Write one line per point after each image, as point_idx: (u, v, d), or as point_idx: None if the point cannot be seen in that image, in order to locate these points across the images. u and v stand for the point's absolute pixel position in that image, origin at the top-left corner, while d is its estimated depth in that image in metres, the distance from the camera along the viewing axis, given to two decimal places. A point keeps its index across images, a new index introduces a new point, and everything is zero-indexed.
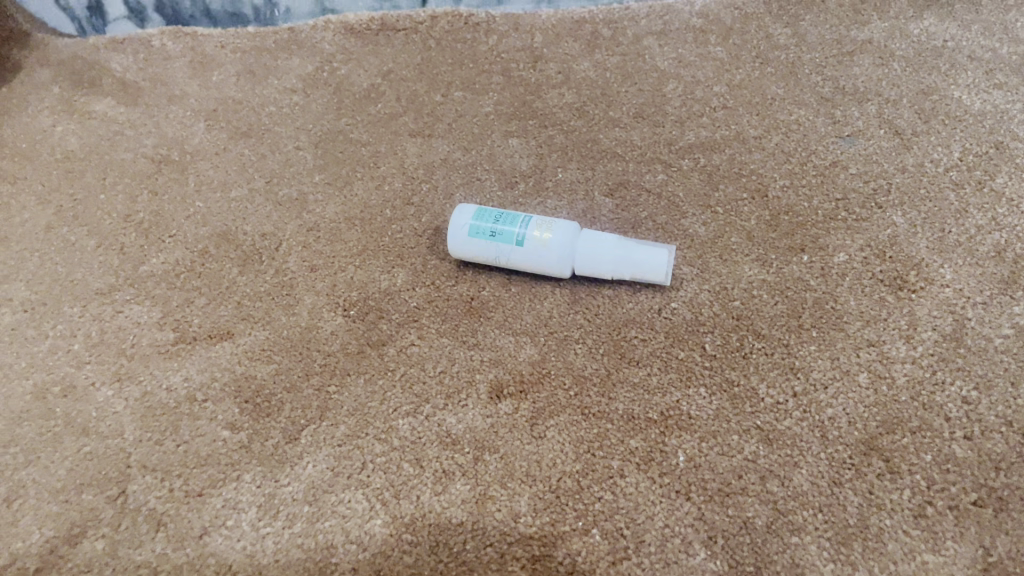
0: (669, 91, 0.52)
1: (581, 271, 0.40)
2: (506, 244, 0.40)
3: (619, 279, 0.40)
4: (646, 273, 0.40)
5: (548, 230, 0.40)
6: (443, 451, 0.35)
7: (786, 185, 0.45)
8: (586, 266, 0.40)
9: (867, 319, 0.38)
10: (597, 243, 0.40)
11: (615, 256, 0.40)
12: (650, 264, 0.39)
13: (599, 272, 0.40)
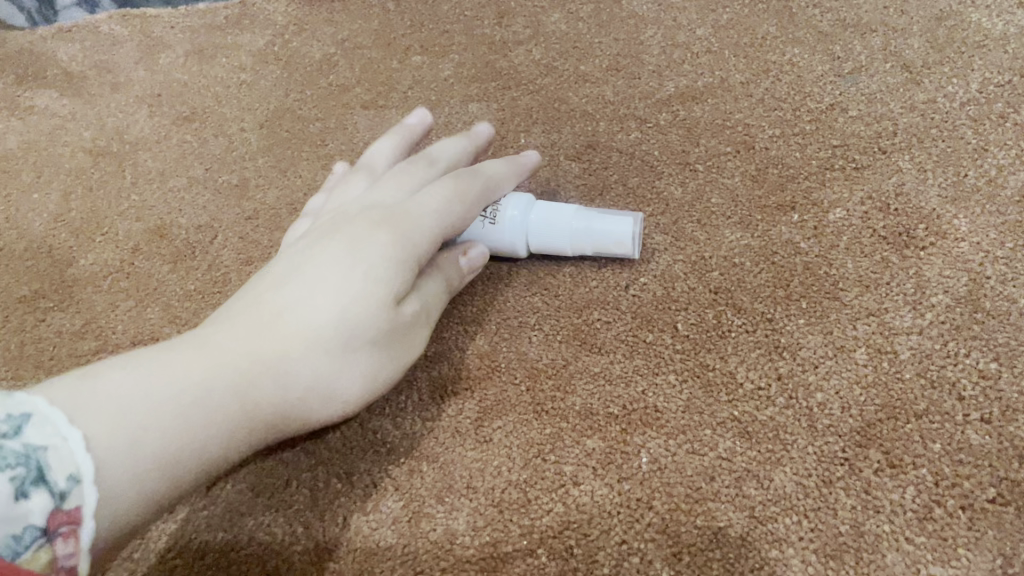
0: (647, 38, 0.46)
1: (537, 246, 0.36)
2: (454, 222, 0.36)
3: (580, 254, 0.35)
4: (608, 245, 0.34)
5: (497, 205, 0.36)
6: (375, 462, 0.31)
7: (775, 134, 0.39)
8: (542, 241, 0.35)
9: (867, 284, 0.32)
10: (551, 214, 0.35)
11: (573, 228, 0.35)
12: (610, 234, 0.34)
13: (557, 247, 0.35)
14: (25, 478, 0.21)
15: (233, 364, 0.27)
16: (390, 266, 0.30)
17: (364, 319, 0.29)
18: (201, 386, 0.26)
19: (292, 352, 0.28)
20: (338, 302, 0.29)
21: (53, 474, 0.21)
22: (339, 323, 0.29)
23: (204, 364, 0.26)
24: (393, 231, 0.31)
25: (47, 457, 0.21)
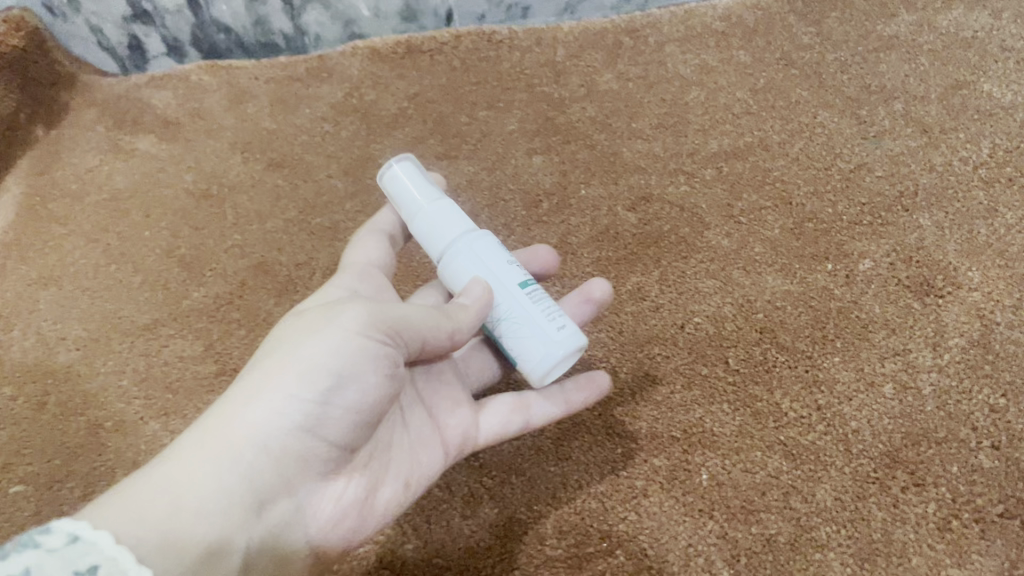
0: (691, 99, 0.52)
1: (460, 227, 0.34)
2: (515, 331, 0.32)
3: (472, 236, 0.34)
4: (414, 180, 0.36)
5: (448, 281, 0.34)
6: (471, 475, 0.36)
7: (809, 190, 0.45)
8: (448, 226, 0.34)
9: (892, 327, 0.38)
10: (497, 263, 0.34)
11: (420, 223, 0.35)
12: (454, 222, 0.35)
13: (425, 212, 0.35)
14: None
15: (221, 423, 0.29)
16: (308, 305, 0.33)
17: (316, 313, 0.31)
18: (185, 443, 0.28)
19: (271, 378, 0.29)
20: (283, 327, 0.31)
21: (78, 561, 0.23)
22: (291, 332, 0.31)
23: (185, 431, 0.29)
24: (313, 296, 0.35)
25: (72, 541, 0.23)
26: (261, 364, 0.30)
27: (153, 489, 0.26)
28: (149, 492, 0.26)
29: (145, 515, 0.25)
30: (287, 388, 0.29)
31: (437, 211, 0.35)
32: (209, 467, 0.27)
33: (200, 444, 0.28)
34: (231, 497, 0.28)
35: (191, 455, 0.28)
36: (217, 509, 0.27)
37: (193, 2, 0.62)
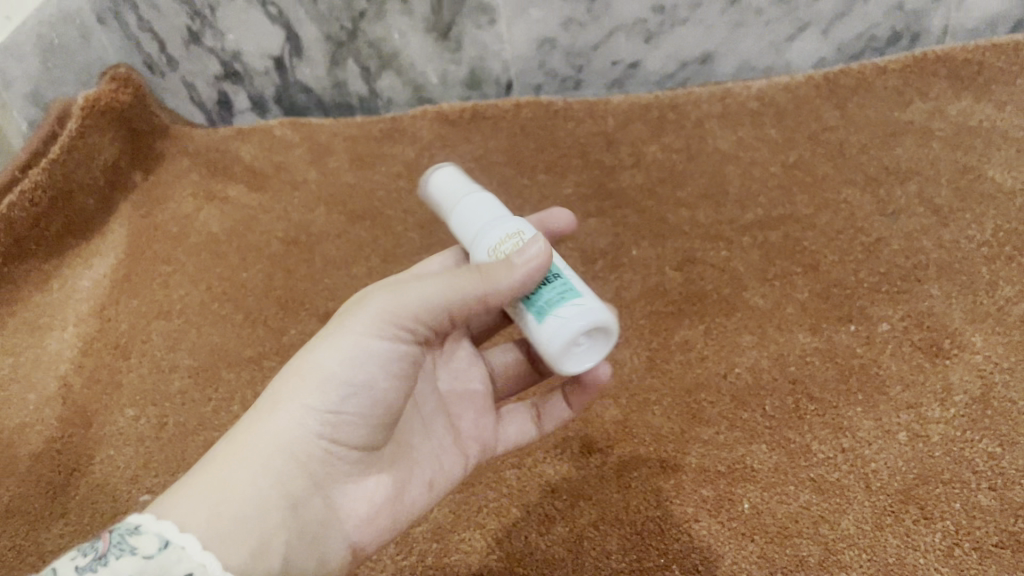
0: (729, 172, 0.59)
1: (497, 213, 0.38)
2: (570, 289, 0.34)
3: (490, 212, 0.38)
4: (457, 180, 0.41)
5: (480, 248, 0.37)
6: (545, 498, 0.42)
7: (835, 259, 0.51)
8: (486, 213, 0.38)
9: (906, 383, 0.44)
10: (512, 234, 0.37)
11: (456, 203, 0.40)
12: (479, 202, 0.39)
13: (463, 202, 0.39)
14: None
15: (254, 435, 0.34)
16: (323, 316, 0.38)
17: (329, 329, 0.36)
18: (224, 454, 0.33)
19: (293, 395, 0.34)
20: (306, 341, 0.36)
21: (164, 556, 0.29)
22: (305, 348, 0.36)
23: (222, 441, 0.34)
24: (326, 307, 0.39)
25: (161, 543, 0.29)
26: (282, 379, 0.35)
27: (195, 491, 0.31)
28: (191, 494, 0.31)
29: (187, 513, 0.30)
30: (303, 398, 0.34)
31: (475, 202, 0.39)
32: (242, 469, 0.33)
33: (234, 451, 0.33)
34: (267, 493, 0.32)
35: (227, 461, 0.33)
36: (257, 504, 0.32)
37: (280, 66, 0.70)
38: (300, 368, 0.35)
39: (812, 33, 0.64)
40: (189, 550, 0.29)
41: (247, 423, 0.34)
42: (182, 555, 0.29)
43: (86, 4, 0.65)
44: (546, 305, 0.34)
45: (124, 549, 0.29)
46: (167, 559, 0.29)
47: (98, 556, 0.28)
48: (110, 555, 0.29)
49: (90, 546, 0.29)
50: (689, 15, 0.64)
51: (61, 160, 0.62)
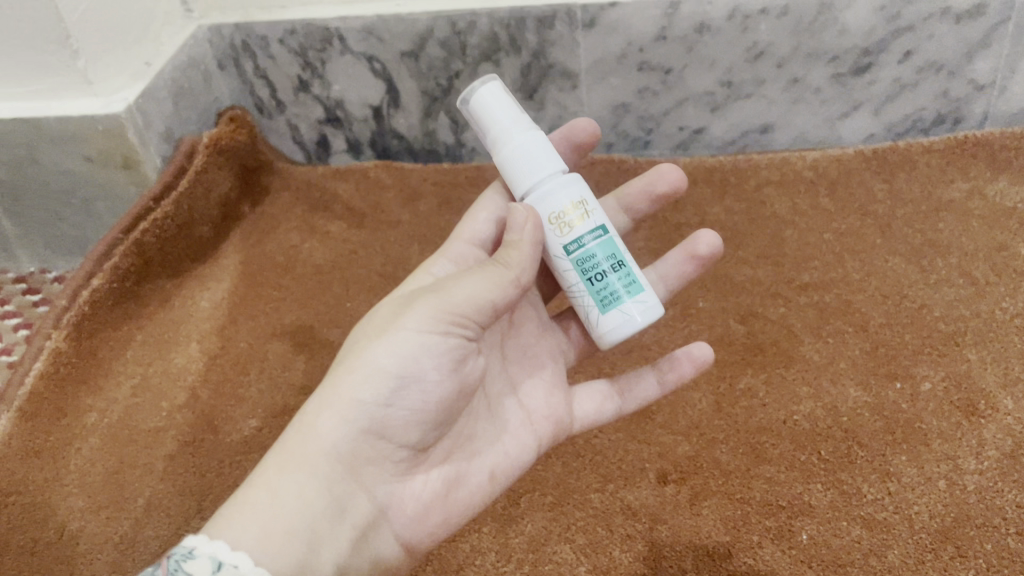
0: (787, 236, 0.66)
1: (545, 161, 0.44)
2: (635, 280, 0.43)
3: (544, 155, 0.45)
4: (504, 108, 0.45)
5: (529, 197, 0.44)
6: (627, 519, 0.49)
7: (883, 321, 0.58)
8: (538, 164, 0.44)
9: (945, 437, 0.50)
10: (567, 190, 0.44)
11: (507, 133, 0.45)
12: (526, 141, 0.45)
13: (516, 139, 0.45)
14: None
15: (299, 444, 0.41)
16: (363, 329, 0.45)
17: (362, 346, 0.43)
18: (275, 463, 0.41)
19: (328, 408, 0.41)
20: (342, 357, 0.44)
21: None
22: (345, 358, 0.43)
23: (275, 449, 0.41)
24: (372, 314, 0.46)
25: (214, 566, 0.37)
26: (326, 391, 0.42)
27: (246, 502, 0.39)
28: (240, 509, 0.39)
29: (243, 521, 0.38)
30: (340, 409, 0.41)
31: (529, 139, 0.45)
32: (287, 478, 0.40)
33: (281, 461, 0.40)
34: (311, 494, 0.40)
35: (276, 473, 0.40)
36: (299, 508, 0.39)
37: (378, 115, 0.77)
38: (340, 383, 0.42)
39: (865, 111, 0.71)
40: (238, 569, 0.37)
41: (295, 432, 0.41)
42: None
43: (211, 51, 0.75)
44: (612, 296, 0.43)
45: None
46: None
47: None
48: None
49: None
50: (754, 90, 0.71)
51: (189, 192, 0.69)
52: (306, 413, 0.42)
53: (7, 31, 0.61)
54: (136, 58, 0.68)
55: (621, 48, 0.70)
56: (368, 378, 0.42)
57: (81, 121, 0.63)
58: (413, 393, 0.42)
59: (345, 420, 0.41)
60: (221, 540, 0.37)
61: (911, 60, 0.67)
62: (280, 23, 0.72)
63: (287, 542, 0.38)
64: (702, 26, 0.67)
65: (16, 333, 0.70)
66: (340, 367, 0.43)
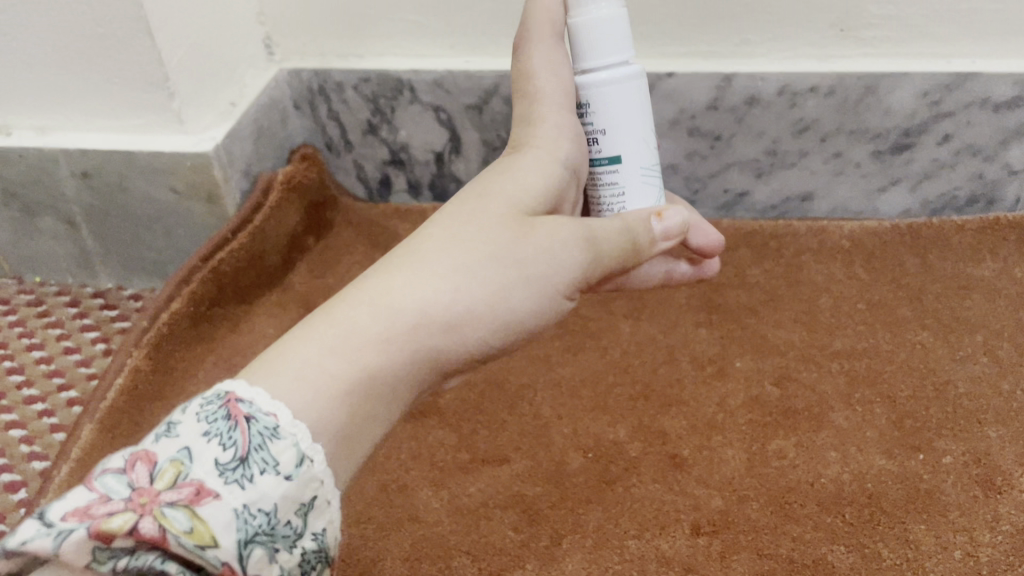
0: (822, 303, 0.70)
1: (615, 45, 0.51)
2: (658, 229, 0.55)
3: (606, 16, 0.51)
4: None
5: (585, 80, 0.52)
6: (661, 566, 0.52)
7: (909, 394, 0.61)
8: (608, 46, 0.51)
9: (963, 509, 0.54)
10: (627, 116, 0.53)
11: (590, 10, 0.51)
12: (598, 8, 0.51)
13: (595, 20, 0.50)
14: (302, 509, 0.38)
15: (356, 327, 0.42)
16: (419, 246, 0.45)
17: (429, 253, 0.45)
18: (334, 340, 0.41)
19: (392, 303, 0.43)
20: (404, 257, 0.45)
21: (299, 473, 0.38)
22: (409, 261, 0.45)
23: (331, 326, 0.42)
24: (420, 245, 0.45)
25: (297, 459, 0.38)
26: (405, 279, 0.44)
27: (321, 381, 0.40)
28: (321, 383, 0.40)
29: (309, 398, 0.39)
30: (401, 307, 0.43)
31: (613, 21, 0.50)
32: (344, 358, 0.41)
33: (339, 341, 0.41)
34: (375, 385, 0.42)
35: (353, 357, 0.41)
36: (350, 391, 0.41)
37: (439, 160, 0.82)
38: (422, 274, 0.44)
39: (904, 187, 0.75)
40: (315, 463, 0.38)
41: (368, 310, 0.42)
42: (307, 472, 0.38)
43: (288, 93, 0.80)
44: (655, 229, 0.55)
45: (265, 461, 0.37)
46: (297, 477, 0.38)
47: (239, 459, 0.36)
48: (254, 464, 0.37)
49: (230, 439, 0.37)
50: (798, 160, 0.75)
51: (262, 226, 0.74)
52: (384, 290, 0.43)
53: (113, 71, 0.67)
54: (224, 98, 0.73)
55: (674, 114, 0.74)
56: (449, 278, 0.44)
57: (173, 155, 0.69)
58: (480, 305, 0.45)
59: (427, 310, 0.43)
60: (305, 426, 0.39)
61: (950, 142, 0.71)
62: (356, 71, 0.77)
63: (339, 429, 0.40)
64: (752, 99, 0.72)
65: (95, 346, 0.75)
66: (422, 258, 0.45)
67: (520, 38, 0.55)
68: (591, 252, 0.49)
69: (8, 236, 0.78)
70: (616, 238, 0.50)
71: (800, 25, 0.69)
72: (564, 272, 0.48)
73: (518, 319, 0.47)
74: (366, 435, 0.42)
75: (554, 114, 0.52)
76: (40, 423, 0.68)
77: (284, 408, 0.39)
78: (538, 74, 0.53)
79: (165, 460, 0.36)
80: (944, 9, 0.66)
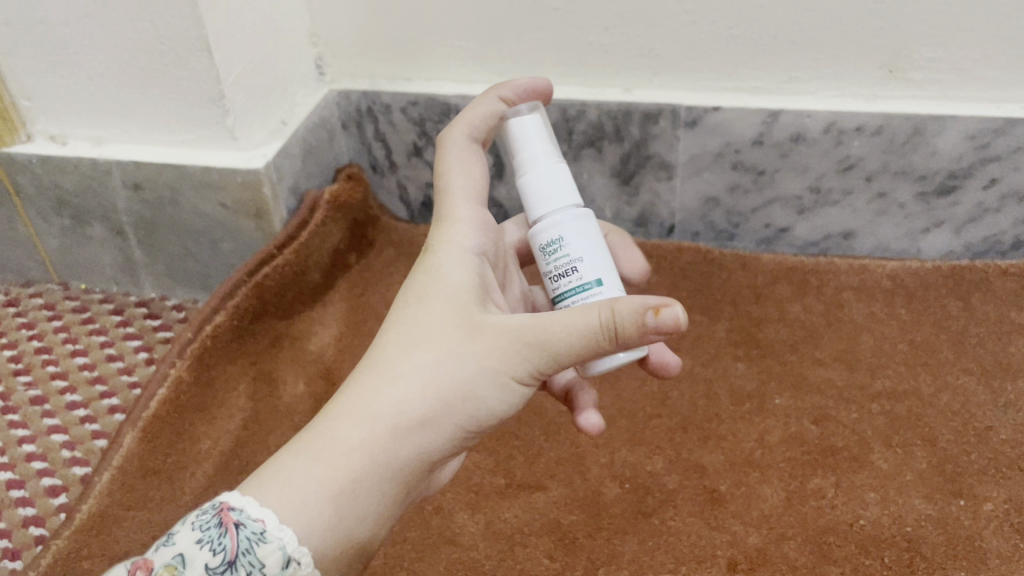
0: (861, 342, 0.69)
1: (555, 198, 0.49)
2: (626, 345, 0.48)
3: (558, 169, 0.49)
4: (534, 134, 0.50)
5: (540, 231, 0.49)
6: None
7: (951, 438, 0.61)
8: (555, 193, 0.49)
9: (1004, 558, 0.53)
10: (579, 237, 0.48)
11: (534, 152, 0.49)
12: (541, 153, 0.49)
13: (535, 173, 0.49)
14: None
15: (335, 427, 0.42)
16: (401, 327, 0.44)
17: (407, 337, 0.44)
18: (312, 443, 0.41)
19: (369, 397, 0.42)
20: (385, 342, 0.44)
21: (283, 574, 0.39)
22: (390, 347, 0.44)
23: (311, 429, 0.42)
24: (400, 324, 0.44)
25: (282, 562, 0.39)
26: (374, 382, 0.42)
27: (303, 485, 0.40)
28: (304, 492, 0.40)
29: (288, 503, 0.40)
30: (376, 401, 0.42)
31: (552, 171, 0.49)
32: (321, 464, 0.41)
33: (319, 443, 0.41)
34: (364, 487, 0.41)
35: (333, 464, 0.41)
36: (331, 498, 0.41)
37: None
38: (389, 380, 0.42)
39: (947, 229, 0.74)
40: (301, 565, 0.40)
41: (347, 418, 0.42)
42: (293, 574, 0.40)
43: (337, 113, 0.82)
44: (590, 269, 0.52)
45: (251, 564, 0.39)
46: None
47: (227, 563, 0.39)
48: (240, 567, 0.39)
49: (219, 545, 0.39)
50: (841, 199, 0.75)
51: (306, 243, 0.75)
52: (366, 386, 0.42)
53: (170, 86, 0.68)
54: (276, 116, 0.75)
55: (718, 148, 0.74)
56: (410, 382, 0.42)
57: (224, 171, 0.70)
58: (445, 408, 0.42)
59: (396, 414, 0.42)
60: (293, 529, 0.40)
61: (996, 186, 0.71)
62: (404, 94, 0.78)
63: (331, 534, 0.41)
64: (798, 135, 0.72)
65: (137, 355, 0.76)
66: (405, 342, 0.43)
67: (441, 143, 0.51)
68: (544, 354, 0.42)
69: (57, 243, 0.80)
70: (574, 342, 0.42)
71: (849, 65, 0.69)
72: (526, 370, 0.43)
73: (490, 411, 0.44)
74: (357, 532, 0.42)
75: (464, 206, 0.49)
76: (81, 429, 0.69)
77: (273, 514, 0.40)
78: (450, 172, 0.49)
79: (160, 564, 0.39)
80: (995, 54, 0.66)
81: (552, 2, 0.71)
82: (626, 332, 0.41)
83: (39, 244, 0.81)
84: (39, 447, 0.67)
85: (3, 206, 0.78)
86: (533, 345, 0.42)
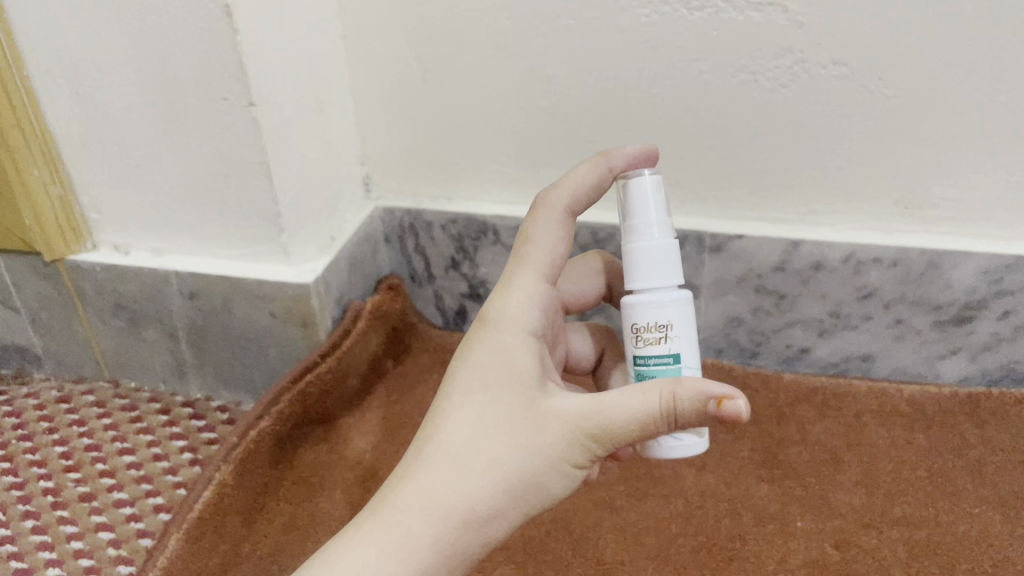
0: (881, 466, 0.72)
1: (671, 269, 0.54)
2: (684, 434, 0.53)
3: (669, 245, 0.54)
4: (652, 202, 0.54)
5: (637, 299, 0.53)
6: None
7: (970, 569, 0.63)
8: (660, 269, 0.53)
9: None
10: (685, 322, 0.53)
11: (649, 223, 0.54)
12: (655, 225, 0.54)
13: (653, 241, 0.54)
14: None
15: (403, 523, 0.46)
16: (468, 414, 0.48)
17: (474, 426, 0.48)
18: (382, 536, 0.46)
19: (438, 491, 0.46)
20: (453, 429, 0.48)
21: None
22: (457, 436, 0.48)
23: (382, 521, 0.46)
24: (466, 412, 0.48)
25: None
26: (445, 475, 0.47)
27: None
28: None
29: None
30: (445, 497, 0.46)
31: (662, 244, 0.54)
32: (390, 557, 0.45)
33: (390, 538, 0.46)
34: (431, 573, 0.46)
35: (403, 556, 0.46)
36: None
37: None
38: (458, 475, 0.47)
39: (962, 356, 0.77)
40: None
41: (418, 511, 0.46)
42: None
43: (381, 227, 0.87)
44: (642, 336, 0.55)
45: None
46: None
47: None
48: None
49: None
50: (860, 324, 0.78)
51: (346, 352, 0.78)
52: (436, 479, 0.47)
53: (232, 206, 0.74)
54: (326, 232, 0.80)
55: (743, 272, 0.78)
56: (479, 480, 0.46)
57: (276, 284, 0.75)
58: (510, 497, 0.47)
59: (463, 506, 0.46)
60: None
61: (1009, 318, 0.74)
62: (445, 213, 0.83)
63: None
64: (819, 264, 0.76)
65: (182, 455, 0.79)
66: (471, 433, 0.47)
67: (537, 203, 0.56)
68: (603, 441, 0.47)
69: (112, 344, 0.84)
70: (632, 416, 0.46)
71: (866, 201, 0.73)
72: (581, 446, 0.47)
73: (550, 492, 0.48)
74: None
75: (526, 275, 0.53)
76: (127, 527, 0.72)
77: None
78: (534, 241, 0.54)
79: None
80: (1005, 196, 0.70)
81: (587, 134, 0.76)
82: (683, 412, 0.45)
83: (95, 344, 0.85)
84: (86, 544, 0.70)
85: (65, 308, 0.83)
86: (595, 432, 0.46)
